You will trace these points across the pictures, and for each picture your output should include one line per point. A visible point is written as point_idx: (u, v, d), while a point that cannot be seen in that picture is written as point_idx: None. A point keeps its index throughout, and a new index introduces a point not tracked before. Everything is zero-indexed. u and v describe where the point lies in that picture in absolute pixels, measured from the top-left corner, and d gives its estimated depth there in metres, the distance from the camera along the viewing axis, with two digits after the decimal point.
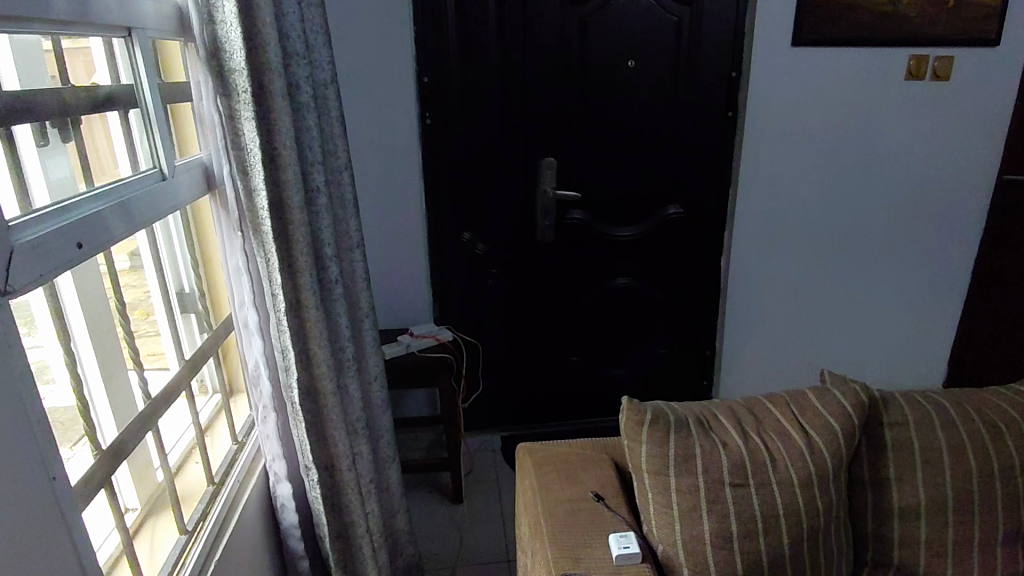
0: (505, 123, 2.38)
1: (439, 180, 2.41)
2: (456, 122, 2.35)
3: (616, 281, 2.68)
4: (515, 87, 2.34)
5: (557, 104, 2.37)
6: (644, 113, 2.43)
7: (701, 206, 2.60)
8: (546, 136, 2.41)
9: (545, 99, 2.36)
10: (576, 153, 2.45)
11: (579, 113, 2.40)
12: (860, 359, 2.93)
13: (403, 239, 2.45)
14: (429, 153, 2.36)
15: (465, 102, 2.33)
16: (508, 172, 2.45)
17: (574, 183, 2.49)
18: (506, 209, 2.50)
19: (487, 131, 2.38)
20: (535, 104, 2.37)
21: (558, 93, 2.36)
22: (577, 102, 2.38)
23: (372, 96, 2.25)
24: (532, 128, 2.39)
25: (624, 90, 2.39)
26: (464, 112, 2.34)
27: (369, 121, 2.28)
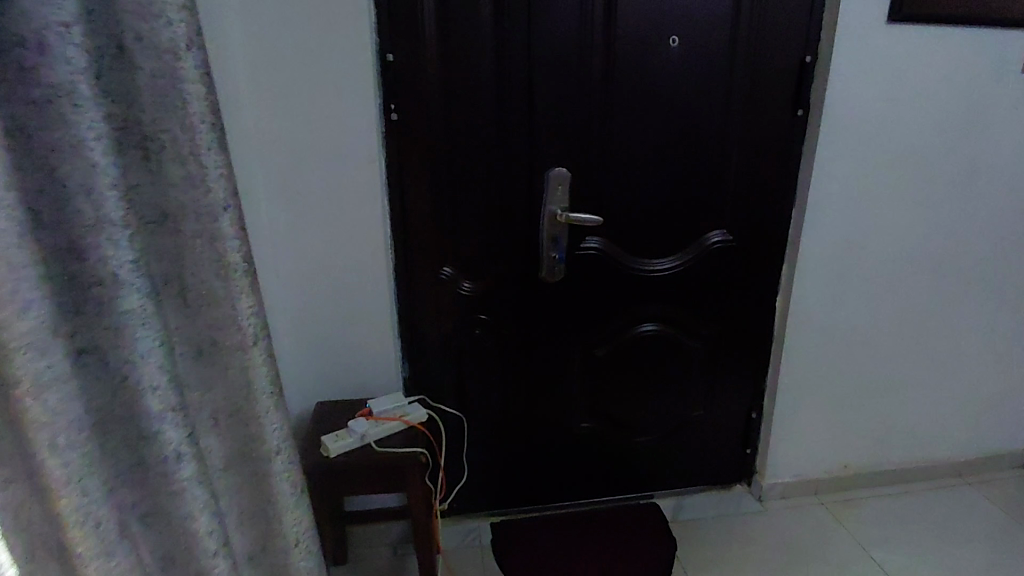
0: (500, 122, 1.75)
1: (410, 199, 1.77)
2: (432, 120, 1.71)
3: (641, 328, 2.06)
4: (515, 74, 1.70)
5: (571, 96, 1.74)
6: (686, 110, 1.81)
7: (754, 232, 1.99)
8: (556, 140, 1.78)
9: (556, 90, 1.73)
10: (595, 162, 1.82)
11: (601, 109, 1.77)
12: (937, 420, 2.35)
13: (358, 278, 1.79)
14: (396, 162, 1.73)
15: (445, 93, 1.69)
16: (503, 189, 1.81)
17: (590, 203, 1.86)
18: (499, 237, 1.86)
19: (474, 133, 1.74)
20: (542, 96, 1.73)
21: (572, 82, 1.73)
22: (597, 95, 1.76)
23: (313, 82, 1.59)
24: (536, 128, 1.76)
25: (663, 79, 1.76)
26: (445, 106, 1.70)
27: (309, 117, 1.62)
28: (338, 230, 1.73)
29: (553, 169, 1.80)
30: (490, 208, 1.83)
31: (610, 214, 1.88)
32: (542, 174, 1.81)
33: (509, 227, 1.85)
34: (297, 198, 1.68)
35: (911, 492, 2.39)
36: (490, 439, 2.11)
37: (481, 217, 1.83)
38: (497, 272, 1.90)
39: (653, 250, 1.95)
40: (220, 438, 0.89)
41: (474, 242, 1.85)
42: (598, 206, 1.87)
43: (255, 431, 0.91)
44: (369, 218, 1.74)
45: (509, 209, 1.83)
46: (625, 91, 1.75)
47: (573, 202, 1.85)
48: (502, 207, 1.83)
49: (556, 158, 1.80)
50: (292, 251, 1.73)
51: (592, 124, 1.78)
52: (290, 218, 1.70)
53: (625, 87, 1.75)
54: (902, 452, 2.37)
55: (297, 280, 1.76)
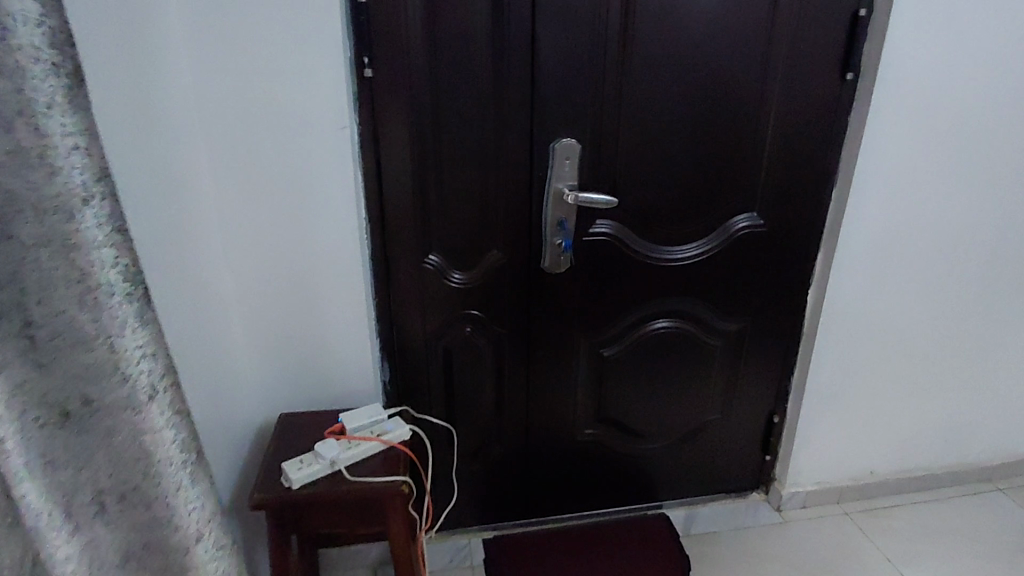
0: (496, 83, 1.46)
1: (389, 174, 1.50)
2: (415, 79, 1.42)
3: (654, 324, 1.80)
4: (515, 24, 1.41)
5: (582, 51, 1.45)
6: (716, 70, 1.53)
7: (788, 215, 1.72)
8: (562, 106, 1.49)
9: (564, 43, 1.44)
10: (608, 133, 1.54)
11: (616, 70, 1.49)
12: (973, 422, 2.13)
13: (328, 268, 1.51)
14: (371, 130, 1.45)
15: (430, 46, 1.40)
16: (499, 164, 1.53)
17: (600, 181, 1.59)
18: (495, 220, 1.59)
19: (464, 96, 1.46)
20: (547, 51, 1.44)
21: (583, 34, 1.44)
22: (614, 51, 1.47)
23: (267, 28, 1.27)
24: (539, 91, 1.47)
25: (690, 33, 1.48)
26: (431, 62, 1.42)
27: (263, 73, 1.30)
28: (302, 212, 1.44)
29: (558, 140, 1.51)
30: (483, 186, 1.55)
31: (623, 194, 1.61)
32: (546, 146, 1.52)
33: (506, 209, 1.58)
34: (252, 173, 1.38)
35: (941, 499, 2.18)
36: (482, 447, 1.86)
37: (473, 197, 1.55)
38: (492, 261, 1.62)
39: (670, 235, 1.68)
40: (107, 531, 0.61)
41: (464, 226, 1.58)
42: (610, 184, 1.59)
43: (161, 516, 0.64)
44: (339, 197, 1.45)
45: (505, 188, 1.56)
46: (645, 46, 1.47)
47: (581, 179, 1.57)
48: (497, 185, 1.55)
49: (563, 126, 1.51)
50: (247, 238, 1.44)
51: (605, 86, 1.50)
52: (245, 198, 1.40)
53: (645, 42, 1.47)
54: (933, 456, 2.15)
55: (254, 272, 1.47)
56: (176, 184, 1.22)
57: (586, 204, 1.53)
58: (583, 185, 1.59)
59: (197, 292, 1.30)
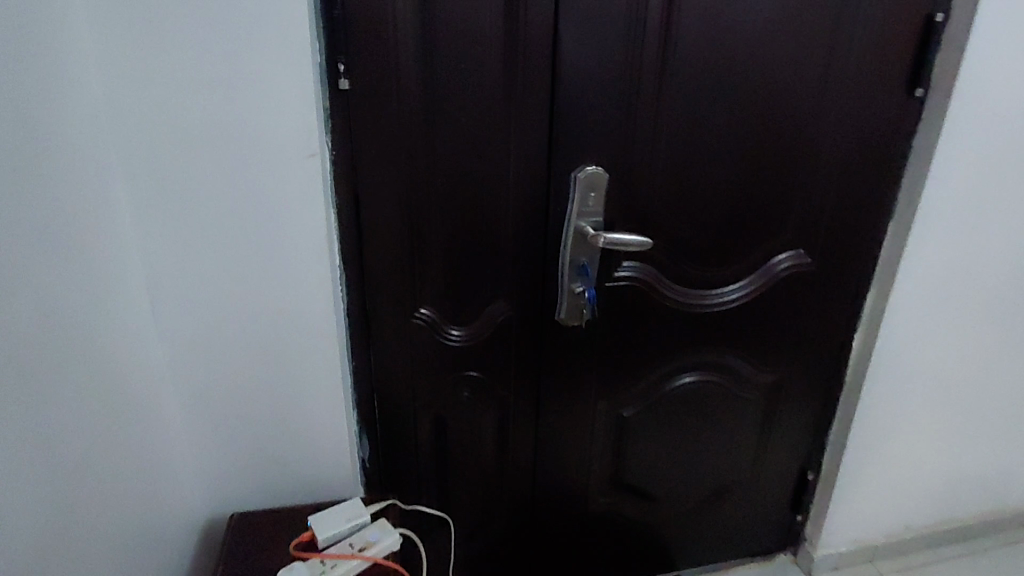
0: (507, 98, 1.16)
1: (371, 211, 1.18)
2: (405, 93, 1.11)
3: (682, 379, 1.54)
4: (532, 26, 1.11)
5: (615, 60, 1.16)
6: (770, 85, 1.26)
7: (838, 253, 1.48)
8: (588, 128, 1.20)
9: (595, 50, 1.15)
10: (640, 160, 1.26)
11: (654, 84, 1.20)
12: (1016, 471, 1.93)
13: (293, 336, 1.19)
14: (350, 155, 1.13)
15: (425, 50, 1.10)
16: (508, 197, 1.23)
17: (629, 216, 1.30)
18: (501, 267, 1.29)
19: (467, 113, 1.15)
20: (572, 60, 1.14)
21: (618, 38, 1.15)
22: (652, 61, 1.18)
23: (208, 25, 0.95)
24: (561, 109, 1.18)
25: (743, 40, 1.21)
26: (425, 71, 1.11)
27: (204, 85, 0.98)
28: (258, 268, 1.11)
29: (583, 168, 1.22)
30: (489, 225, 1.25)
31: (655, 232, 1.33)
32: (567, 176, 1.23)
33: (515, 251, 1.28)
34: (194, 216, 1.05)
35: (978, 554, 1.98)
36: (479, 526, 1.58)
37: (475, 239, 1.25)
38: (496, 314, 1.33)
39: (705, 278, 1.42)
40: None
41: (465, 273, 1.28)
42: (640, 220, 1.31)
43: None
44: (307, 243, 1.12)
45: (515, 227, 1.26)
46: (689, 55, 1.19)
47: (606, 214, 1.29)
48: (506, 223, 1.25)
49: (588, 151, 1.22)
50: (185, 299, 1.11)
51: (640, 104, 1.21)
52: (185, 246, 1.07)
53: (689, 50, 1.19)
54: (971, 508, 1.96)
55: (199, 338, 1.15)
56: (77, 242, 0.89)
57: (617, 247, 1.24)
58: (609, 221, 1.30)
59: (111, 379, 0.97)
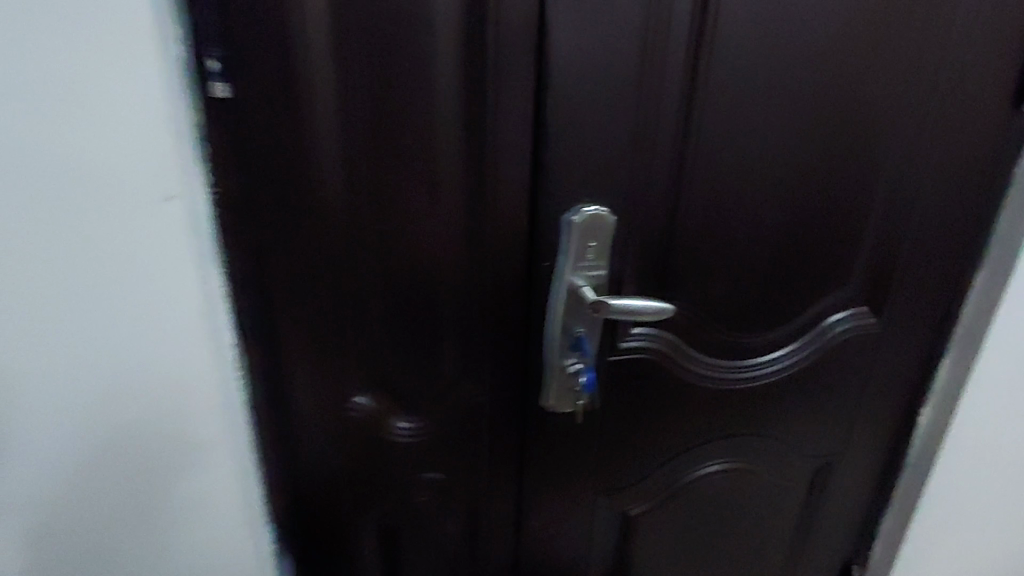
0: (472, 114, 0.81)
1: (277, 263, 0.87)
2: (319, 105, 0.79)
3: (702, 469, 1.19)
4: (509, 13, 0.76)
5: (627, 62, 0.82)
6: (839, 100, 0.91)
7: (909, 317, 1.13)
8: (583, 165, 0.85)
9: (600, 48, 0.80)
10: (658, 199, 0.92)
11: (679, 97, 0.86)
12: None
13: (176, 445, 0.87)
14: (239, 188, 0.82)
15: (345, 45, 0.76)
16: (474, 249, 0.89)
17: (642, 272, 0.96)
18: (466, 344, 0.95)
19: (411, 134, 0.81)
20: (566, 62, 0.79)
21: (632, 33, 0.80)
22: (679, 65, 0.84)
23: (16, 24, 0.64)
24: (550, 132, 0.82)
25: (807, 38, 0.86)
26: (349, 75, 0.78)
27: (13, 92, 0.66)
28: (116, 361, 0.80)
29: (581, 211, 0.87)
30: (446, 291, 0.91)
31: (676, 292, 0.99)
32: (559, 221, 0.88)
33: (484, 324, 0.94)
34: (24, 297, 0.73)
35: None
36: None
37: (428, 304, 0.91)
38: (460, 400, 0.99)
39: (739, 346, 1.07)
40: None
41: (414, 347, 0.94)
42: (655, 277, 0.97)
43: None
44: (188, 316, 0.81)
45: (485, 289, 0.92)
46: (731, 58, 0.85)
47: (612, 271, 0.94)
48: (473, 284, 0.91)
49: (590, 188, 0.87)
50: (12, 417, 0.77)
51: (660, 124, 0.87)
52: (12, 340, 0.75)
53: (723, 59, 0.85)
54: None
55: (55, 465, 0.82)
56: None
57: (627, 318, 0.89)
58: (616, 280, 0.95)
59: None
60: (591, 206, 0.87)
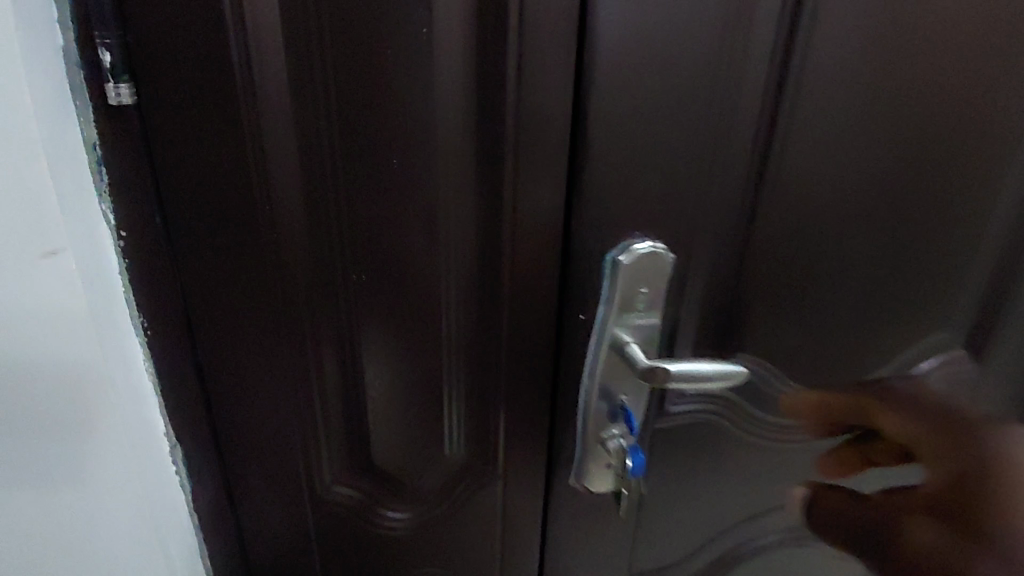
0: (486, 139, 0.59)
1: (222, 327, 0.64)
2: (277, 141, 0.56)
3: (760, 547, 0.96)
4: (538, 30, 0.55)
5: (696, 65, 0.60)
6: (971, 121, 0.68)
7: None
8: (629, 219, 0.65)
9: (660, 46, 0.58)
10: (722, 241, 0.71)
11: (756, 128, 0.65)
12: None
13: (73, 560, 0.58)
14: (164, 229, 0.59)
15: (306, 39, 0.53)
16: (487, 310, 0.68)
17: (696, 326, 0.76)
18: (479, 429, 0.75)
19: (403, 164, 0.58)
20: (614, 66, 0.58)
21: (705, 25, 0.58)
22: (762, 69, 0.62)
23: None
24: (588, 170, 0.62)
25: (935, 60, 0.64)
26: (314, 84, 0.55)
27: None
28: None
29: (631, 254, 0.65)
30: (453, 372, 0.70)
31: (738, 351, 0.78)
32: (599, 267, 0.67)
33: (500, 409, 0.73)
34: None
35: None
36: None
37: (427, 382, 0.70)
38: (470, 495, 0.78)
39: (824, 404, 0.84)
40: None
41: (412, 433, 0.72)
42: (711, 333, 0.77)
43: None
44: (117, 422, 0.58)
45: (502, 357, 0.70)
46: (833, 60, 0.63)
47: (661, 330, 0.73)
48: (485, 351, 0.70)
49: (639, 227, 0.66)
50: None
51: (731, 148, 0.65)
52: None
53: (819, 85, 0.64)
54: None
55: None
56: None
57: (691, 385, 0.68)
58: (665, 338, 0.75)
59: None
60: (643, 245, 0.66)
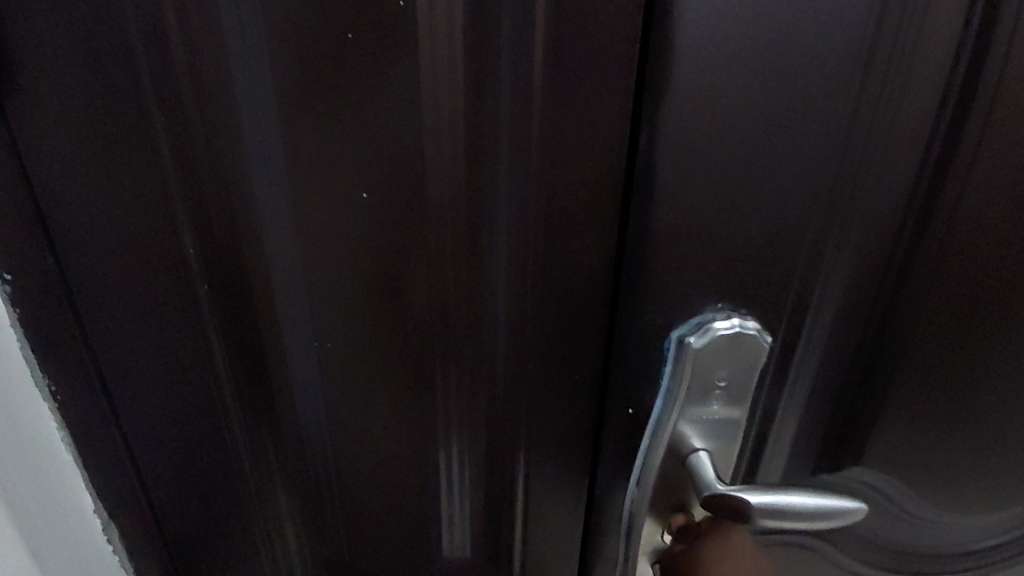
0: (496, 186, 0.42)
1: (153, 425, 0.48)
2: (209, 179, 0.39)
3: None
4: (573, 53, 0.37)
5: (826, 90, 0.39)
6: None
7: None
8: (704, 298, 0.46)
9: (772, 64, 0.38)
10: (839, 337, 0.49)
11: (899, 193, 0.44)
12: None
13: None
14: (65, 295, 0.42)
15: (243, 30, 0.36)
16: (501, 395, 0.50)
17: (797, 437, 0.54)
18: (487, 537, 0.58)
19: (381, 205, 0.41)
20: (694, 95, 0.39)
21: (847, 27, 0.38)
22: (938, 76, 0.41)
23: None
24: (640, 235, 0.43)
25: None
26: (256, 97, 0.38)
27: None
28: None
29: (708, 335, 0.46)
30: (452, 474, 0.54)
31: (856, 477, 0.56)
32: (659, 349, 0.48)
33: (513, 520, 0.57)
34: None
35: None
36: None
37: (420, 484, 0.54)
38: None
39: (947, 539, 0.62)
40: None
41: (402, 540, 0.56)
42: (818, 447, 0.55)
43: None
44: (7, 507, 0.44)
45: (522, 453, 0.53)
46: None
47: (746, 439, 0.52)
48: (498, 444, 0.53)
49: (723, 301, 0.46)
50: None
51: (871, 194, 0.44)
52: None
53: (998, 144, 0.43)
54: None
55: None
56: None
57: (799, 527, 0.49)
58: (750, 451, 0.54)
59: None
60: (731, 327, 0.46)
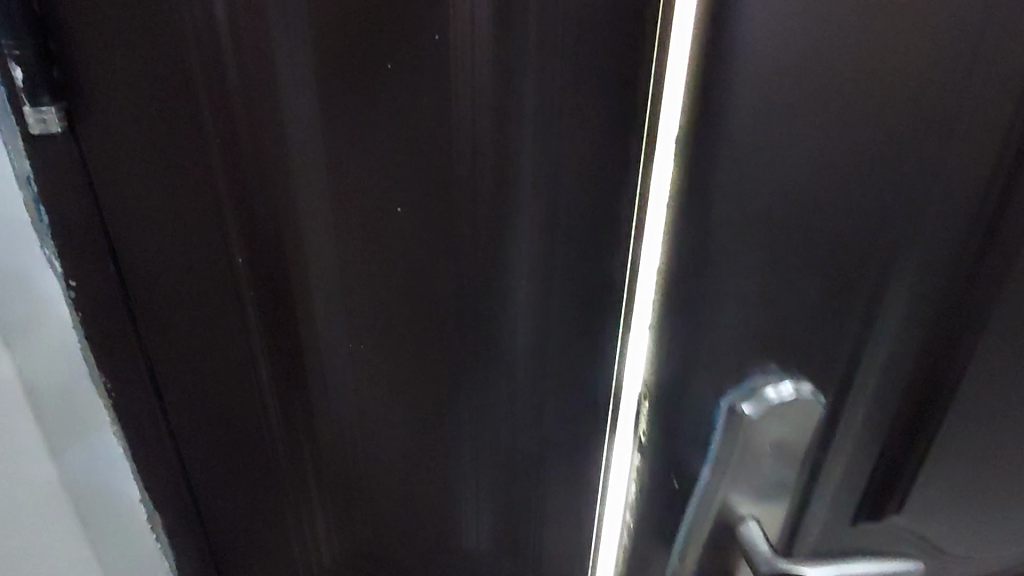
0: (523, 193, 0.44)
1: (201, 417, 0.51)
2: (257, 189, 0.42)
3: None
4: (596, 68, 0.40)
5: (924, 115, 0.31)
6: None
7: None
8: (753, 355, 0.38)
9: (852, 83, 0.31)
10: (915, 399, 0.40)
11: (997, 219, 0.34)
12: None
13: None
14: (121, 300, 0.45)
15: (292, 55, 0.38)
16: (523, 390, 0.53)
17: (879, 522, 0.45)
18: (511, 526, 0.60)
19: (417, 212, 0.44)
20: (748, 113, 0.32)
21: (938, 36, 0.30)
22: None
23: None
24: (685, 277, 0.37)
25: None
26: (302, 118, 0.40)
27: None
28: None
29: (760, 404, 0.37)
30: (478, 464, 0.56)
31: (935, 555, 0.47)
32: None
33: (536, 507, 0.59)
34: None
35: None
36: None
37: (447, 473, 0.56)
38: None
39: None
40: None
41: (430, 527, 0.59)
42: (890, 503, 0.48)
43: None
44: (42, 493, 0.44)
45: (541, 448, 0.56)
46: None
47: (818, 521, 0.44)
48: (522, 437, 0.55)
49: (772, 360, 0.38)
50: None
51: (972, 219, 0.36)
52: None
53: None
54: None
55: None
56: None
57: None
58: (817, 530, 0.44)
59: None
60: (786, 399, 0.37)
